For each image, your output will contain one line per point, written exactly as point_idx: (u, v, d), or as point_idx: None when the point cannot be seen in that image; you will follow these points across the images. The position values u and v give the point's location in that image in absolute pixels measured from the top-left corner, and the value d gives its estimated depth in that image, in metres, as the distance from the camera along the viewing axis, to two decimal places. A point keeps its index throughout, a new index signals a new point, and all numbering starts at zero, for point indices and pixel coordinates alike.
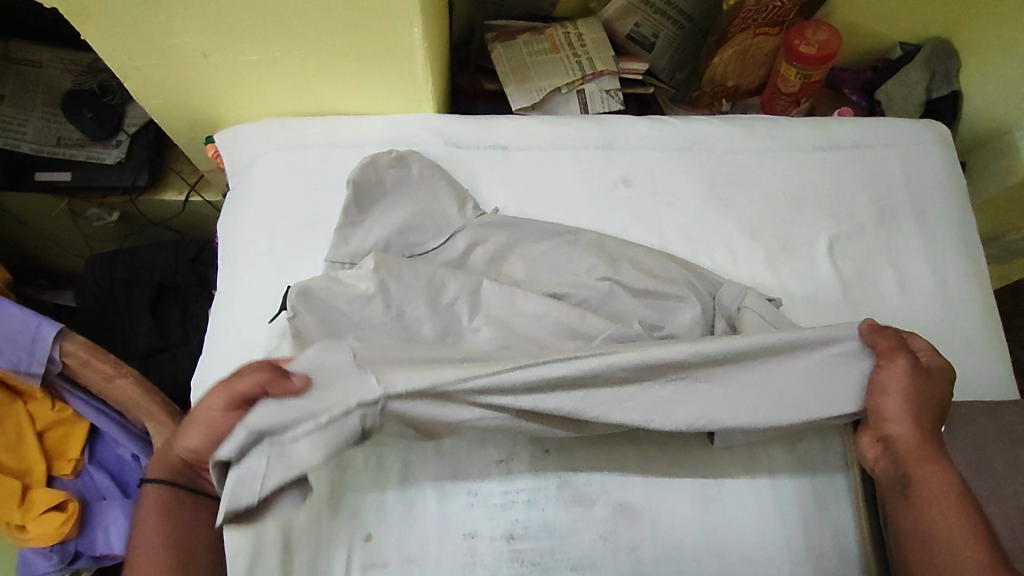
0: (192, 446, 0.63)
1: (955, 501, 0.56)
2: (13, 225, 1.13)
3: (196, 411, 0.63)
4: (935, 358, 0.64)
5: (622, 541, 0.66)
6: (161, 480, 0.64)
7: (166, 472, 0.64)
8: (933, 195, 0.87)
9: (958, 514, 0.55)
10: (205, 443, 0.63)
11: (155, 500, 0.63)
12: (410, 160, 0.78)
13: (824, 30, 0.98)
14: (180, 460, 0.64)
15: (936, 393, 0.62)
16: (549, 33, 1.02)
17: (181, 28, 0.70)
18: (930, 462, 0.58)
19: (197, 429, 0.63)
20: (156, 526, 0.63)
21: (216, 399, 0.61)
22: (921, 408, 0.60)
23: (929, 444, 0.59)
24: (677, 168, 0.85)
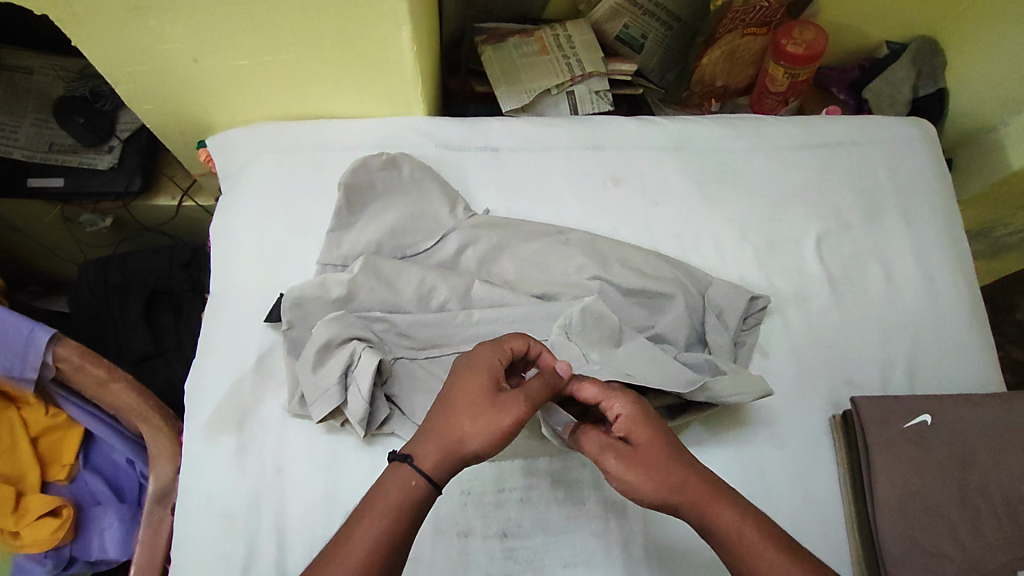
0: (451, 407, 0.54)
1: (749, 541, 0.51)
2: (7, 232, 1.14)
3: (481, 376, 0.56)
4: (621, 405, 0.58)
5: (614, 538, 0.66)
6: (415, 453, 0.53)
7: (418, 445, 0.54)
8: (920, 192, 0.88)
9: (760, 550, 0.51)
10: (486, 403, 0.54)
11: (411, 479, 0.52)
12: (400, 161, 0.78)
13: (811, 29, 0.99)
14: (448, 428, 0.54)
15: (659, 439, 0.56)
16: (539, 35, 1.02)
17: (171, 33, 0.71)
18: (710, 506, 0.53)
19: (463, 383, 0.55)
20: (394, 513, 0.51)
21: (491, 353, 0.57)
22: (649, 472, 0.54)
23: (696, 489, 0.53)
24: (666, 167, 0.86)
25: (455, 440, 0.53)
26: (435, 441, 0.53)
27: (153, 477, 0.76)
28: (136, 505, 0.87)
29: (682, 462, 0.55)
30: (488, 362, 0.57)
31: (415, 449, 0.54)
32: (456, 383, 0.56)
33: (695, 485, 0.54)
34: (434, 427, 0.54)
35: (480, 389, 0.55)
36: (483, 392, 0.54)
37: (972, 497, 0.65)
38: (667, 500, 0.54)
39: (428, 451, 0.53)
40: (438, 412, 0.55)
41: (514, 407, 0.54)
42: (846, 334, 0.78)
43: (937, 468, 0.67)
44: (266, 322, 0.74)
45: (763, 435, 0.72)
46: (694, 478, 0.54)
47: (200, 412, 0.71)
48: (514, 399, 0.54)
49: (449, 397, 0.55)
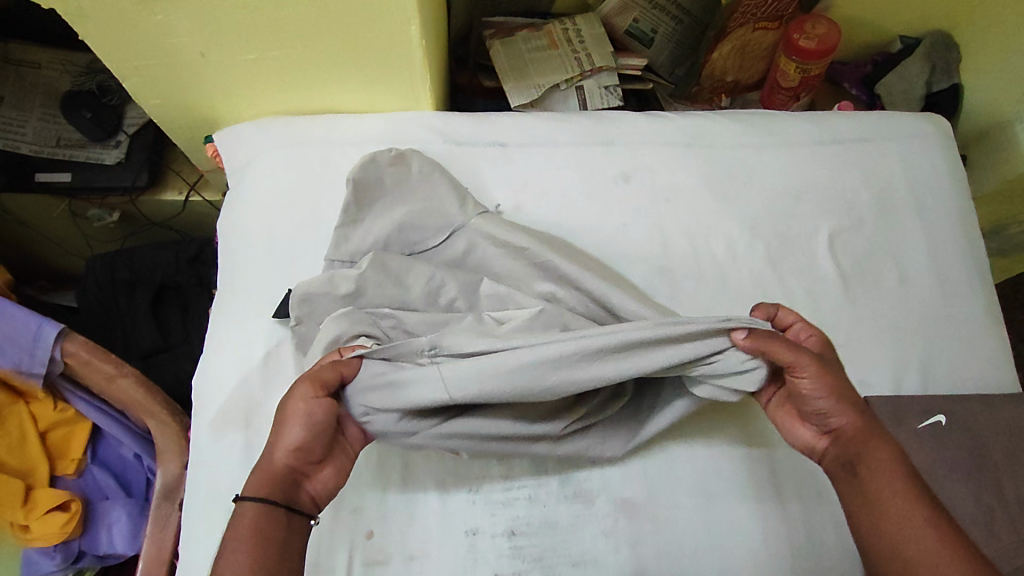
0: (264, 442, 0.58)
1: (901, 476, 0.54)
2: (15, 227, 1.14)
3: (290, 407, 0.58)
4: (812, 335, 0.63)
5: (624, 537, 0.66)
6: (244, 490, 0.56)
7: (247, 484, 0.56)
8: (934, 189, 0.87)
9: (909, 485, 0.54)
10: (286, 421, 0.57)
11: (245, 509, 0.54)
12: (409, 158, 0.78)
13: (824, 24, 0.98)
14: (268, 455, 0.56)
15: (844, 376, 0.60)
16: (548, 29, 1.01)
17: (178, 28, 0.70)
18: (875, 440, 0.57)
19: (271, 417, 0.59)
20: (238, 541, 0.53)
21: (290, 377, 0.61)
22: (830, 390, 0.58)
23: (864, 424, 0.57)
24: (676, 163, 0.85)
25: (268, 464, 0.56)
26: (256, 472, 0.56)
27: (160, 472, 0.75)
28: (144, 500, 0.87)
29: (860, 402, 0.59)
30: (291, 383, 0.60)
31: (245, 489, 0.56)
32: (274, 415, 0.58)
33: (869, 424, 0.58)
34: (258, 463, 0.58)
35: (279, 413, 0.58)
36: (281, 415, 0.57)
37: (987, 498, 0.64)
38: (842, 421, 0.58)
39: (253, 483, 0.56)
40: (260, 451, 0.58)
41: (308, 407, 0.57)
42: (858, 332, 0.77)
43: (950, 469, 0.66)
44: (274, 317, 0.74)
45: (773, 433, 0.71)
46: (869, 419, 0.58)
47: (207, 408, 0.71)
48: (307, 401, 0.57)
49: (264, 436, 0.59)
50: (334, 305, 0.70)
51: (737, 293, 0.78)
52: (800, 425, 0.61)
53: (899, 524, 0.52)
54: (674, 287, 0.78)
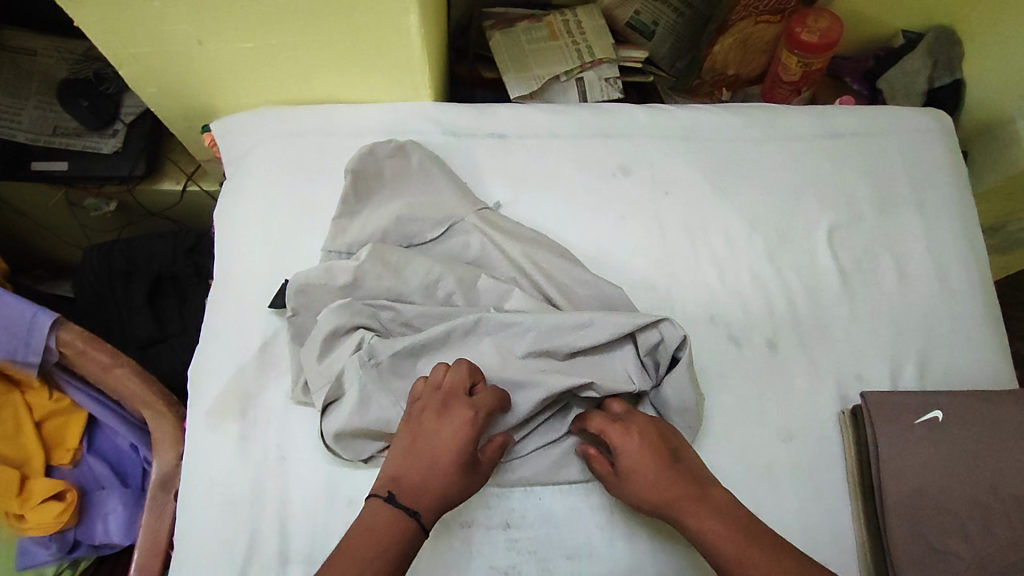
0: (432, 462, 0.57)
1: (721, 541, 0.56)
2: (12, 216, 1.13)
3: (447, 434, 0.58)
4: (623, 437, 0.62)
5: (619, 530, 0.66)
6: (416, 509, 0.55)
7: (416, 499, 0.56)
8: (934, 185, 0.87)
9: (725, 543, 0.56)
10: (469, 470, 0.58)
11: (409, 528, 0.54)
12: (409, 150, 0.77)
13: (826, 17, 0.97)
14: (434, 482, 0.57)
15: (642, 455, 0.61)
16: (548, 21, 1.01)
17: (174, 15, 0.70)
18: (690, 512, 0.58)
19: (437, 448, 0.58)
20: (395, 545, 0.53)
21: (468, 409, 0.60)
22: (642, 487, 0.60)
23: (673, 501, 0.59)
24: (676, 156, 0.85)
25: (442, 500, 0.57)
26: (429, 496, 0.56)
27: (155, 463, 0.75)
28: (140, 490, 0.87)
29: (665, 479, 0.60)
30: (466, 420, 0.59)
31: (414, 504, 0.55)
32: (432, 430, 0.59)
33: (680, 495, 0.59)
34: (415, 478, 0.57)
35: (460, 456, 0.58)
36: (469, 463, 0.58)
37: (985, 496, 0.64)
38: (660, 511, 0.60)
39: (422, 503, 0.56)
40: (414, 476, 0.57)
41: (487, 470, 0.60)
42: (857, 328, 0.77)
43: (949, 466, 0.66)
44: (270, 308, 0.73)
45: (773, 428, 0.71)
46: (684, 487, 0.59)
47: (203, 399, 0.70)
48: (484, 457, 0.60)
49: (427, 459, 0.58)
50: (331, 296, 0.69)
51: (736, 286, 0.78)
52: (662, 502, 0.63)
53: None
54: (672, 281, 0.78)
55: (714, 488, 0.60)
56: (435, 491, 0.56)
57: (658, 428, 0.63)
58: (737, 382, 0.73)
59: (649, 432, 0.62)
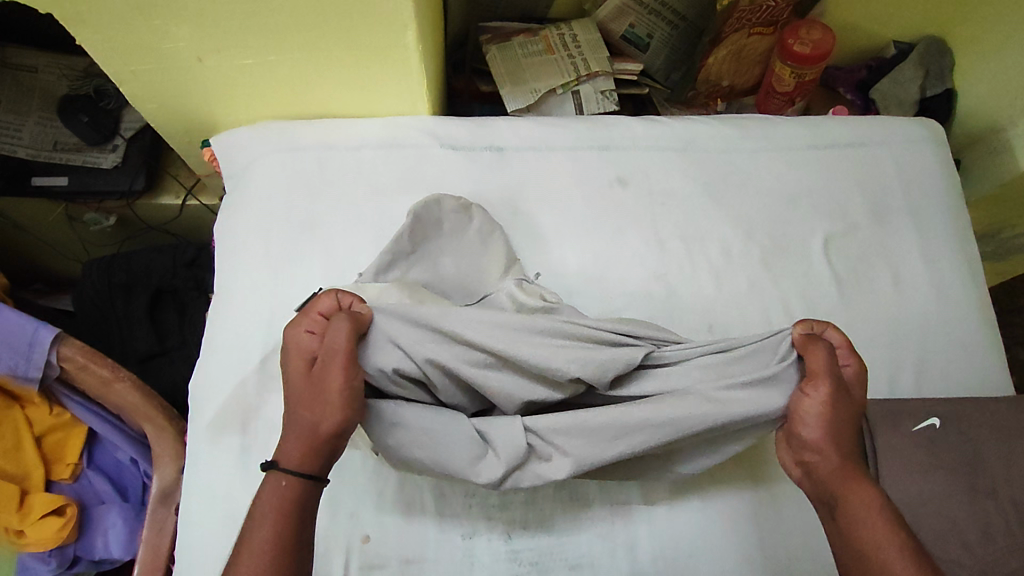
0: (287, 402, 0.57)
1: (874, 517, 0.54)
2: (12, 231, 1.14)
3: (287, 365, 0.59)
4: (855, 374, 0.62)
5: (620, 540, 0.66)
6: (276, 453, 0.56)
7: (279, 445, 0.56)
8: (928, 193, 0.88)
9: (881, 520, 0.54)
10: (313, 387, 0.56)
11: (284, 479, 0.54)
12: (474, 213, 0.77)
13: (819, 29, 0.98)
14: (292, 418, 0.56)
15: (852, 410, 0.60)
16: (544, 34, 1.02)
17: (175, 32, 0.71)
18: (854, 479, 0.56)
19: (285, 384, 0.58)
20: (276, 503, 0.53)
21: (299, 336, 0.59)
22: (828, 424, 0.59)
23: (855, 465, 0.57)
24: (672, 167, 0.85)
25: (302, 434, 0.55)
26: (289, 431, 0.56)
27: (155, 476, 0.75)
28: (140, 504, 0.87)
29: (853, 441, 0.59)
30: (298, 344, 0.59)
31: (277, 449, 0.56)
32: (283, 371, 0.59)
33: (853, 459, 0.58)
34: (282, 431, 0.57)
35: (302, 381, 0.57)
36: (305, 380, 0.57)
37: (982, 501, 0.65)
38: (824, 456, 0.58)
39: (283, 446, 0.56)
40: (279, 418, 0.58)
41: (335, 370, 0.56)
42: (852, 336, 0.78)
43: (944, 472, 0.67)
44: (294, 313, 0.74)
45: None
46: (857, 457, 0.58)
47: (203, 413, 0.71)
48: (332, 361, 0.57)
49: (283, 405, 0.58)
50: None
51: (732, 296, 0.79)
52: (787, 450, 0.62)
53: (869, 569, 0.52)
54: (669, 291, 0.78)
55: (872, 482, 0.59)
56: (294, 421, 0.56)
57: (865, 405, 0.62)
58: None
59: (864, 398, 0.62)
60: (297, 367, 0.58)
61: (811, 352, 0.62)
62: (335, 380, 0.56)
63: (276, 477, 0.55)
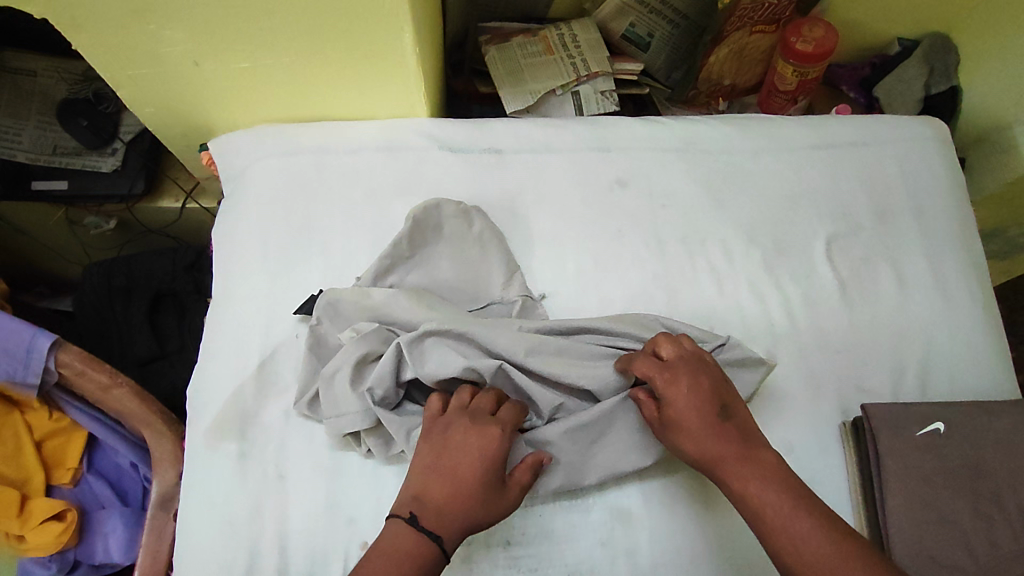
0: (458, 478, 0.57)
1: (763, 510, 0.54)
2: (12, 235, 1.14)
3: (473, 444, 0.58)
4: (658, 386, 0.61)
5: (620, 546, 0.65)
6: (438, 531, 0.55)
7: (439, 522, 0.55)
8: (931, 192, 0.87)
9: (770, 509, 0.54)
10: (495, 486, 0.57)
11: (430, 552, 0.54)
12: (474, 217, 0.77)
13: (821, 26, 0.98)
14: (463, 503, 0.56)
15: (692, 402, 0.59)
16: (543, 34, 1.01)
17: (171, 36, 0.70)
18: (734, 475, 0.57)
19: (460, 461, 0.57)
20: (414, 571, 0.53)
21: (497, 429, 0.59)
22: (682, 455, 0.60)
23: (727, 459, 0.57)
24: (672, 168, 0.85)
25: (465, 522, 0.56)
26: (459, 512, 0.56)
27: (155, 481, 0.75)
28: (140, 508, 0.87)
29: (718, 431, 0.58)
30: (494, 438, 0.58)
31: (438, 525, 0.55)
32: (463, 448, 0.58)
33: (720, 454, 0.58)
34: (437, 500, 0.56)
35: (491, 472, 0.57)
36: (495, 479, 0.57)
37: (987, 507, 0.64)
38: (701, 467, 0.59)
39: (447, 526, 0.55)
40: (444, 497, 0.56)
41: (517, 491, 0.59)
42: (855, 338, 0.77)
43: (947, 477, 0.66)
44: (296, 315, 0.74)
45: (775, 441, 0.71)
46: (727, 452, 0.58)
47: (201, 419, 0.70)
48: (517, 477, 0.59)
49: (452, 476, 0.57)
50: (360, 315, 0.70)
51: (733, 298, 0.78)
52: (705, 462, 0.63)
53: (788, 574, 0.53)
54: (669, 293, 0.78)
55: (764, 449, 0.58)
56: (461, 503, 0.56)
57: (713, 379, 0.61)
58: None
59: (701, 377, 0.61)
60: (488, 454, 0.57)
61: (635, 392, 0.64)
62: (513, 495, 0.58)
63: (418, 545, 0.54)
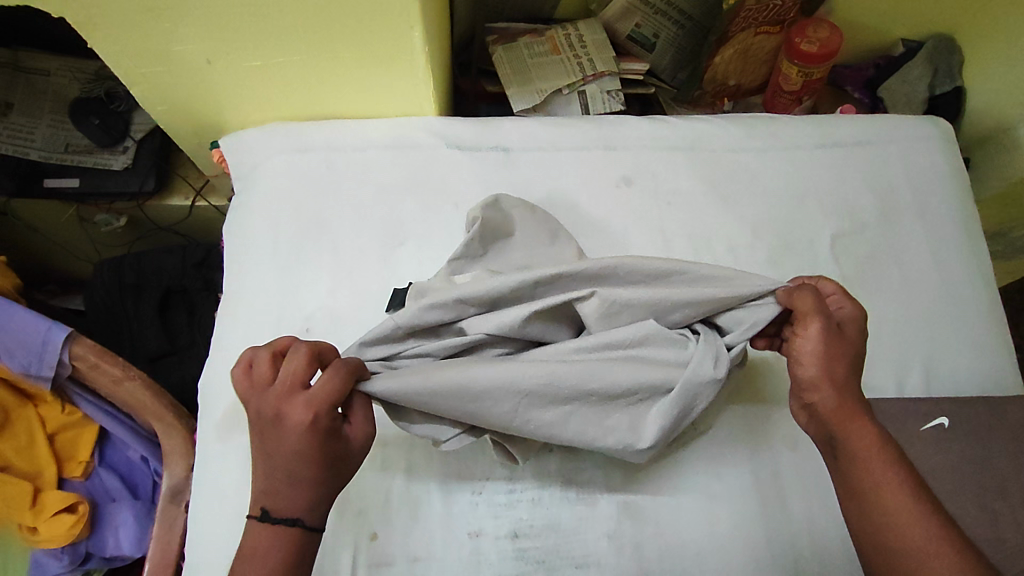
0: (292, 465, 0.53)
1: (877, 457, 0.53)
2: (24, 232, 1.15)
3: (289, 429, 0.53)
4: (847, 308, 0.60)
5: (626, 539, 0.66)
6: (293, 515, 0.54)
7: (290, 506, 0.54)
8: (936, 191, 0.87)
9: (886, 465, 0.53)
10: (333, 453, 0.55)
11: (295, 534, 0.54)
12: (539, 213, 0.77)
13: (825, 27, 0.98)
14: (305, 481, 0.54)
15: (853, 342, 0.59)
16: (550, 35, 1.02)
17: (184, 35, 0.71)
18: (854, 419, 0.55)
19: (288, 454, 0.53)
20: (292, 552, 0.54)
21: (309, 407, 0.54)
22: (827, 361, 0.56)
23: (853, 402, 0.56)
24: (677, 167, 0.85)
25: (320, 495, 0.54)
26: (300, 498, 0.54)
27: (166, 474, 0.76)
28: (151, 502, 0.87)
29: (852, 376, 0.57)
30: (306, 424, 0.53)
31: (289, 513, 0.54)
32: (284, 436, 0.53)
33: (852, 399, 0.56)
34: (280, 488, 0.54)
35: (322, 447, 0.54)
36: (332, 448, 0.55)
37: (993, 502, 0.65)
38: (831, 396, 0.56)
39: (299, 507, 0.54)
40: (285, 483, 0.54)
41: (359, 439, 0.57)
42: None
43: (952, 473, 0.66)
44: (386, 311, 0.74)
45: (779, 436, 0.72)
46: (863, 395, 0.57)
47: (213, 412, 0.71)
48: (352, 428, 0.57)
49: (285, 468, 0.54)
50: (449, 297, 0.69)
51: None
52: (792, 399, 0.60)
53: (884, 523, 0.51)
54: None
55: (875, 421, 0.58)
56: (307, 481, 0.54)
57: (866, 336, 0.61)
58: (745, 390, 0.73)
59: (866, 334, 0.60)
60: (305, 432, 0.53)
61: (793, 298, 0.60)
62: (357, 448, 0.57)
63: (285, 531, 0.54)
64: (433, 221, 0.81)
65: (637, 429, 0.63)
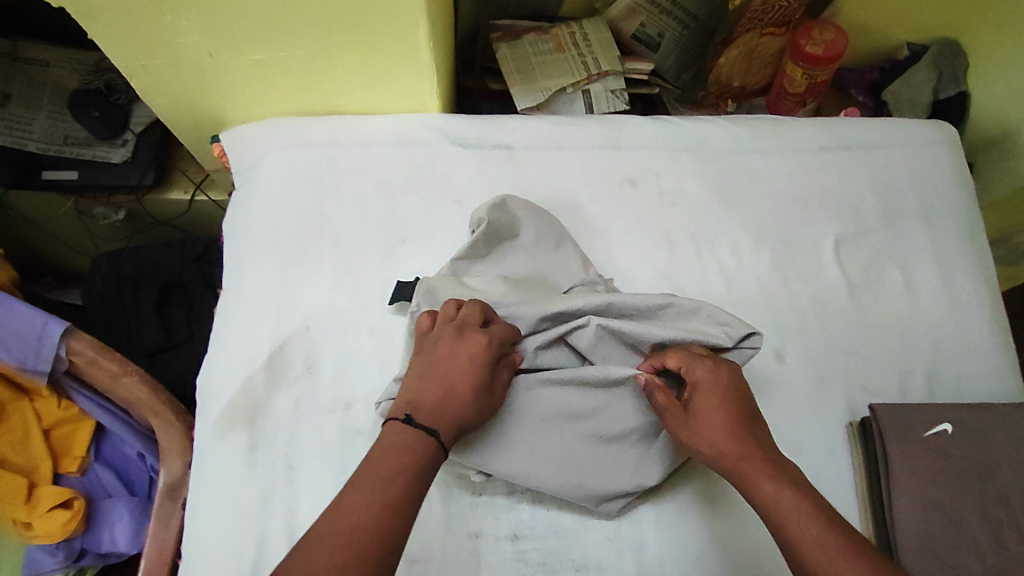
0: (452, 379, 0.58)
1: (782, 507, 0.53)
2: (21, 224, 1.14)
3: (461, 346, 0.60)
4: (699, 373, 0.61)
5: (627, 542, 0.66)
6: (435, 427, 0.55)
7: (437, 419, 0.56)
8: (941, 195, 0.87)
9: (794, 513, 0.52)
10: (488, 386, 0.60)
11: (432, 446, 0.54)
12: (551, 218, 0.77)
13: (831, 30, 0.98)
14: (462, 398, 0.58)
15: (719, 399, 0.59)
16: (555, 33, 1.01)
17: (187, 28, 0.71)
18: (754, 476, 0.55)
19: (456, 368, 0.59)
20: (420, 460, 0.53)
21: (484, 334, 0.61)
22: (704, 435, 0.58)
23: (747, 461, 0.56)
24: (682, 168, 0.85)
25: (461, 421, 0.57)
26: (446, 415, 0.56)
27: (164, 471, 0.75)
28: (146, 498, 0.87)
29: (738, 434, 0.57)
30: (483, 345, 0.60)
31: (432, 423, 0.55)
32: (455, 352, 0.60)
33: (743, 456, 0.56)
34: (436, 399, 0.57)
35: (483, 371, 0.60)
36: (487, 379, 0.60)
37: (995, 509, 0.65)
38: (722, 463, 0.57)
39: (443, 423, 0.56)
40: (441, 394, 0.57)
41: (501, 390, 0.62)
42: (862, 340, 0.77)
43: (954, 478, 0.66)
44: (392, 306, 0.75)
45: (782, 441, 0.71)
46: (753, 444, 0.57)
47: (211, 409, 0.71)
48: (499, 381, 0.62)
49: (445, 380, 0.58)
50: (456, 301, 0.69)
51: (741, 297, 0.78)
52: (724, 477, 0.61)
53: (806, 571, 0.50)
54: (679, 291, 0.78)
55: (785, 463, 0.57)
56: (459, 398, 0.58)
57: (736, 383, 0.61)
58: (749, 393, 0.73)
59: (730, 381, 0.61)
60: (476, 350, 0.60)
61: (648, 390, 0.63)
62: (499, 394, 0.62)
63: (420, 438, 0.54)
64: (436, 219, 0.80)
65: (644, 470, 0.65)
